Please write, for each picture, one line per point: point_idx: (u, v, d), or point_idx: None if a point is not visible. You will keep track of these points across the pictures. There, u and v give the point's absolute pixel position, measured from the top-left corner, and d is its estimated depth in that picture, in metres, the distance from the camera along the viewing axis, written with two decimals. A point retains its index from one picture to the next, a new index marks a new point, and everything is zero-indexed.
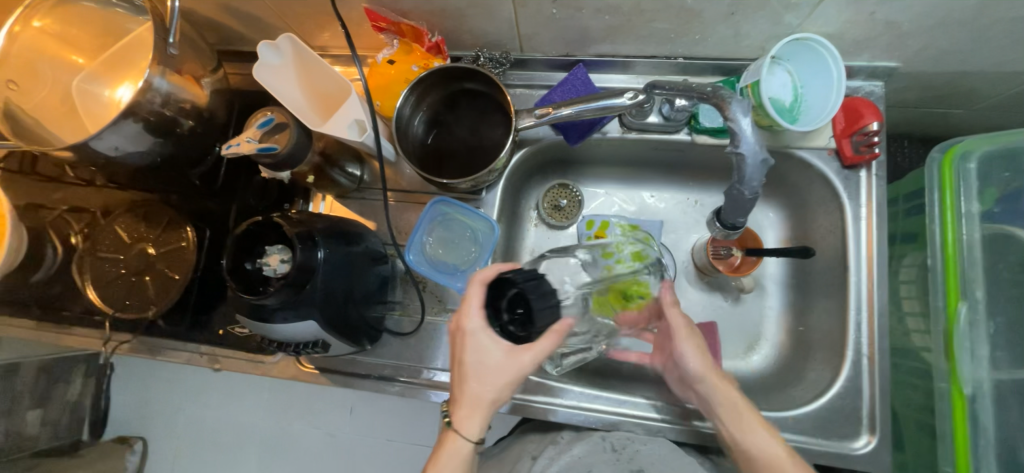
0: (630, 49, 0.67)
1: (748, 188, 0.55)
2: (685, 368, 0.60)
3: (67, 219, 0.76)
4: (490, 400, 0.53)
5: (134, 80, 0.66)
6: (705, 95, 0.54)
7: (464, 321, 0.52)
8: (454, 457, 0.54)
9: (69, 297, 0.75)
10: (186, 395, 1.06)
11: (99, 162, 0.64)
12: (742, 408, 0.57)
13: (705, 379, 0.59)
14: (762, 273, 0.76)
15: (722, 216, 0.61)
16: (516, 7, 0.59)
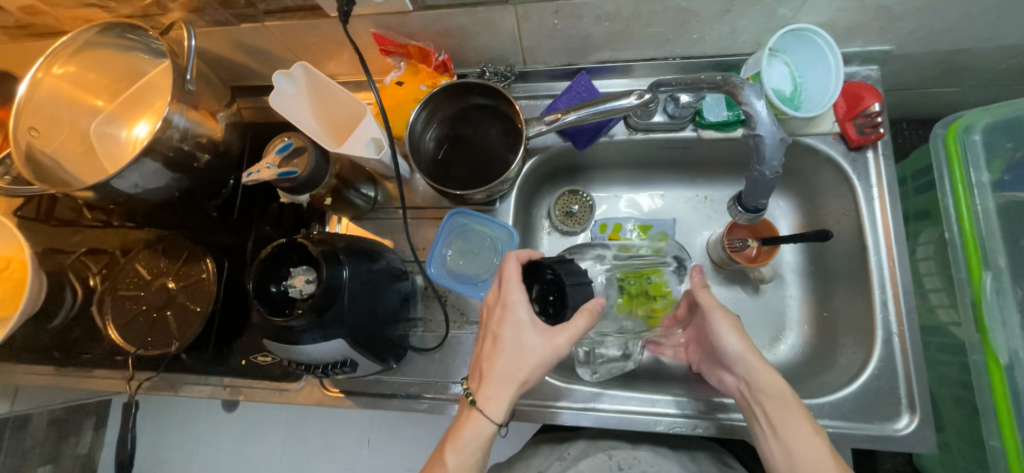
0: (630, 54, 0.69)
1: (769, 168, 0.56)
2: (724, 351, 0.58)
3: (86, 261, 0.77)
4: (521, 379, 0.53)
5: (153, 118, 0.70)
6: (716, 84, 0.57)
7: (505, 294, 0.54)
8: (476, 437, 0.52)
9: (89, 339, 0.74)
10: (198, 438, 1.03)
11: (119, 200, 0.65)
12: (783, 397, 0.54)
13: (745, 364, 0.56)
14: (781, 262, 0.76)
15: (743, 200, 0.63)
16: (519, 20, 0.61)
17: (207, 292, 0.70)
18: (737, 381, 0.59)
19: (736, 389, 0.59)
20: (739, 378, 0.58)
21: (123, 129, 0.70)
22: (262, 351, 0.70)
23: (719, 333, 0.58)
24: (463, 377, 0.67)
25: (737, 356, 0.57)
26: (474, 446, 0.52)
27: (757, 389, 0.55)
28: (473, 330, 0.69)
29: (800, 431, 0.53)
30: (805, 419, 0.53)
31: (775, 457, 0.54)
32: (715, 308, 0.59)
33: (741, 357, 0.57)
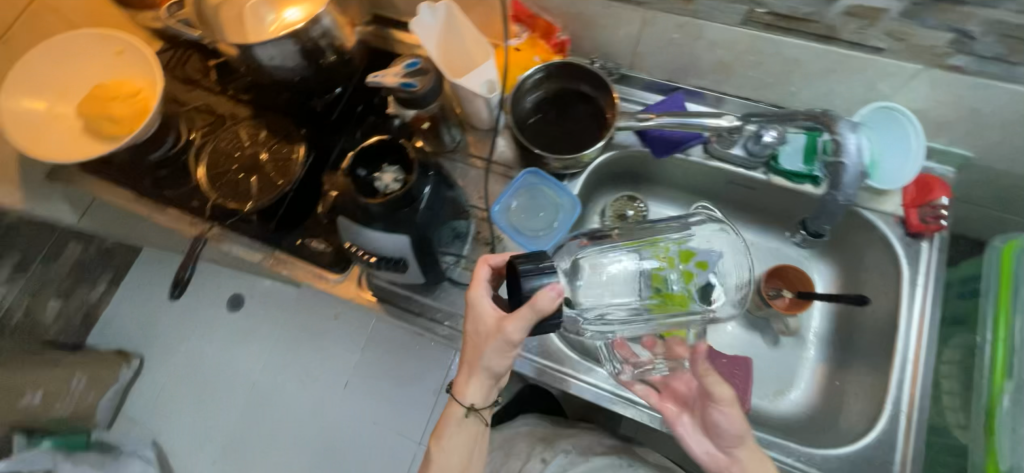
0: (728, 87, 0.74)
1: (843, 194, 0.63)
2: (720, 429, 0.59)
3: (195, 116, 0.86)
4: (486, 371, 0.58)
5: (306, 9, 0.71)
6: (813, 116, 0.62)
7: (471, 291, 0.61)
8: (454, 427, 0.59)
9: (178, 179, 0.83)
10: (225, 338, 1.38)
11: (252, 65, 0.74)
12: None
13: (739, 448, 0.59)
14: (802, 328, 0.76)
15: (809, 225, 0.74)
16: (644, 25, 0.68)
17: (292, 170, 0.77)
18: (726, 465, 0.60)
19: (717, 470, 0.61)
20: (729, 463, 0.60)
21: None
22: (319, 238, 0.77)
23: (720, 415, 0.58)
24: None
25: (732, 440, 0.59)
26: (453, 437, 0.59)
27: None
28: None
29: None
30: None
31: None
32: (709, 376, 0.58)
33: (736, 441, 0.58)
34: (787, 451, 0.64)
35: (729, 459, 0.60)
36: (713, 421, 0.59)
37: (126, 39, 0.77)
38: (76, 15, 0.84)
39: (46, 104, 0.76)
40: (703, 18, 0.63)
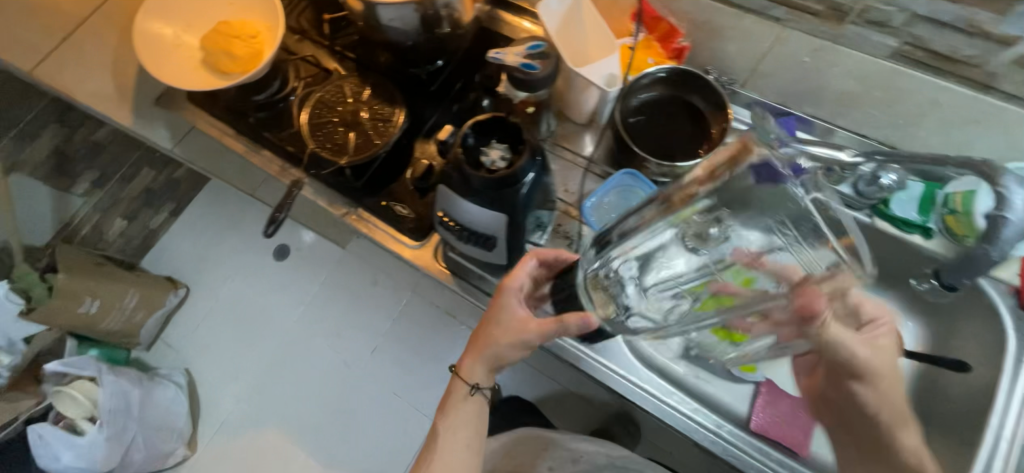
0: (847, 121, 0.71)
1: (998, 250, 0.56)
2: (859, 403, 0.60)
3: (300, 66, 0.87)
4: (498, 355, 0.65)
5: None
6: (972, 163, 0.54)
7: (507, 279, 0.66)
8: (458, 395, 0.68)
9: (275, 123, 0.84)
10: (239, 256, 1.80)
11: (372, 23, 0.75)
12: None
13: (901, 437, 0.59)
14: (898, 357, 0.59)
15: (941, 277, 0.68)
16: (775, 44, 0.65)
17: (390, 132, 0.78)
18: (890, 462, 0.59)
19: (876, 469, 0.60)
20: (883, 454, 0.59)
21: None
22: (404, 203, 0.78)
23: (883, 388, 0.59)
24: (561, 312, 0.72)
25: (889, 423, 0.59)
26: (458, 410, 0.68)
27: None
28: None
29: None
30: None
31: None
32: (845, 340, 0.57)
33: (898, 421, 0.59)
34: None
35: (862, 437, 0.61)
36: (852, 396, 0.60)
37: None
38: None
39: (173, 31, 0.80)
40: (845, 45, 0.60)
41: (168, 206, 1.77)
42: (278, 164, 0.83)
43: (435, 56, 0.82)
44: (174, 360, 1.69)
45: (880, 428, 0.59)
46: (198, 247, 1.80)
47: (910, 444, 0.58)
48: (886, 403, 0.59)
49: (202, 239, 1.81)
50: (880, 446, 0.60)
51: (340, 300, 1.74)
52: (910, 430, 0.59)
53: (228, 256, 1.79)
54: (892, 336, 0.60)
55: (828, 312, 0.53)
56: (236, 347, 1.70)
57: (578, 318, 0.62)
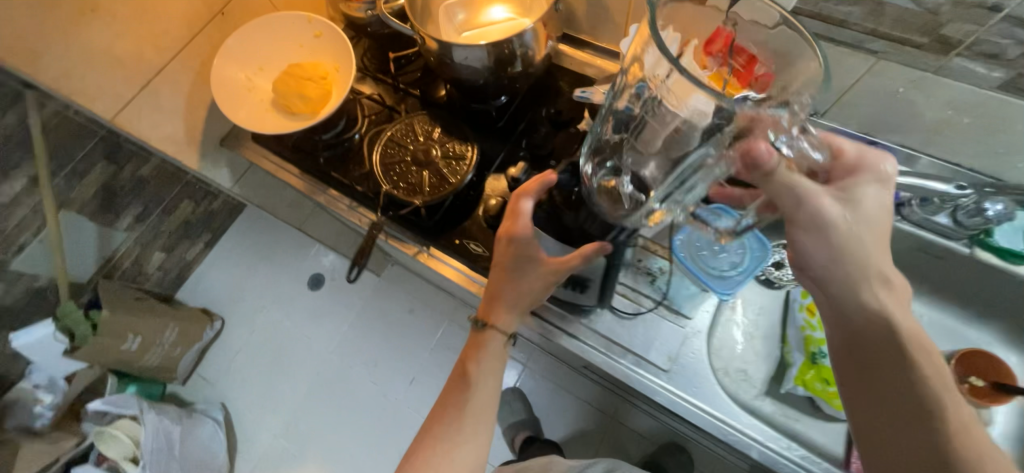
0: (938, 149, 0.69)
1: None
2: (838, 278, 0.52)
3: (363, 103, 0.88)
4: (529, 298, 0.66)
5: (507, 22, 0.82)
6: None
7: (511, 229, 0.63)
8: (496, 346, 0.67)
9: (341, 162, 0.84)
10: (271, 286, 1.78)
11: (445, 60, 0.75)
12: (911, 372, 0.49)
13: (864, 296, 0.51)
14: (871, 211, 0.52)
15: None
16: (865, 75, 0.64)
17: (463, 170, 0.77)
18: (863, 333, 0.52)
19: (875, 361, 0.51)
20: (874, 330, 0.51)
21: (463, 14, 0.82)
22: (478, 242, 0.77)
23: (863, 249, 0.51)
24: (648, 350, 0.70)
25: (864, 286, 0.51)
26: (491, 352, 0.67)
27: (909, 354, 0.49)
28: (671, 319, 0.72)
29: (951, 397, 0.48)
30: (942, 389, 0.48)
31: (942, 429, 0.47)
32: (826, 202, 0.51)
33: (863, 278, 0.51)
34: None
35: (846, 328, 0.53)
36: (797, 244, 0.54)
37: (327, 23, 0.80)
38: None
39: (246, 75, 0.81)
40: (947, 76, 0.59)
41: (204, 236, 1.76)
42: (346, 203, 0.83)
43: (501, 92, 0.80)
44: (207, 395, 1.66)
45: (843, 291, 0.52)
46: (231, 278, 1.79)
47: (894, 309, 0.51)
48: (858, 262, 0.51)
49: (236, 270, 1.80)
50: (843, 308, 0.53)
51: (375, 329, 1.71)
52: (875, 288, 0.51)
53: (263, 287, 1.78)
54: (876, 193, 0.52)
55: (780, 156, 0.49)
56: (271, 380, 1.67)
57: (594, 246, 0.62)
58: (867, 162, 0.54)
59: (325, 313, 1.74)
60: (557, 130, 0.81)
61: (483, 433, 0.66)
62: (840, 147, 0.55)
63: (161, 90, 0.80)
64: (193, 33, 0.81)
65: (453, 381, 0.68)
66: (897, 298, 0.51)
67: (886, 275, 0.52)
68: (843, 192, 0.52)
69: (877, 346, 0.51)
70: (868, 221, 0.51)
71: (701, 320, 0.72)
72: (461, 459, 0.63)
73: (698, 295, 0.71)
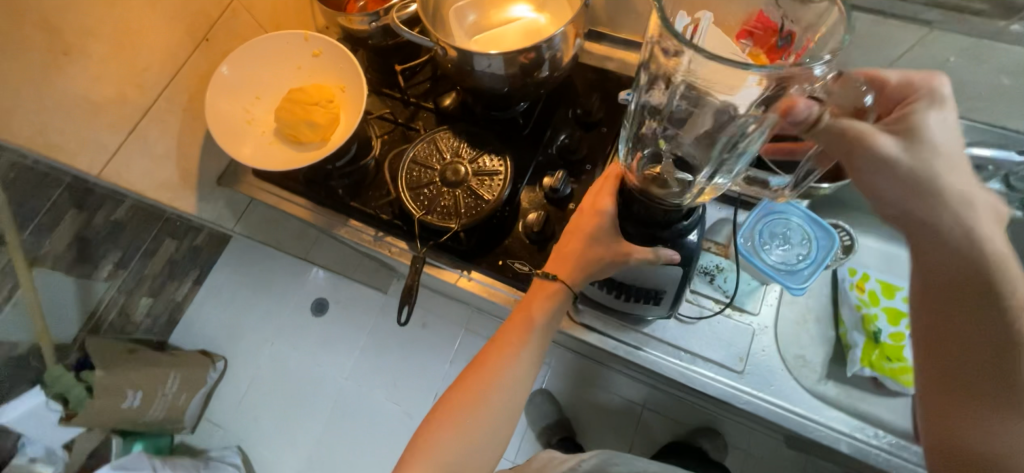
0: (981, 113, 0.68)
1: None
2: (917, 200, 0.45)
3: (373, 124, 0.81)
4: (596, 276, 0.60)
5: (529, 24, 0.76)
6: None
7: (596, 202, 0.60)
8: (551, 298, 0.62)
9: (361, 190, 0.78)
10: (258, 314, 1.55)
11: (464, 70, 0.69)
12: (1001, 309, 0.43)
13: (947, 218, 0.45)
14: (939, 139, 0.46)
15: None
16: (915, 46, 0.62)
17: (498, 185, 0.71)
18: (945, 268, 0.45)
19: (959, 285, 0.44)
20: (961, 263, 0.44)
21: (475, 15, 0.76)
22: (523, 260, 0.72)
23: (938, 177, 0.45)
24: (717, 352, 0.68)
25: (950, 215, 0.45)
26: (559, 300, 0.61)
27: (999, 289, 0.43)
28: (734, 316, 0.71)
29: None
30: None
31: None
32: (886, 139, 0.46)
33: (949, 208, 0.45)
34: None
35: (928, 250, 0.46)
36: (866, 173, 0.46)
37: (326, 40, 0.73)
38: (262, 16, 0.82)
39: (244, 108, 0.74)
40: (1003, 40, 0.58)
41: (192, 273, 1.51)
42: (372, 233, 0.77)
43: (525, 98, 0.76)
44: (220, 440, 1.45)
45: (922, 225, 0.46)
46: (228, 315, 1.55)
47: (987, 240, 0.44)
48: (938, 195, 0.45)
49: (226, 305, 1.56)
50: (928, 228, 0.45)
51: (390, 352, 1.50)
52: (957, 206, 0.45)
53: (263, 320, 1.55)
54: (938, 117, 0.47)
55: (823, 109, 0.44)
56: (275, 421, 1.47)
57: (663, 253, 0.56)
58: (919, 88, 0.49)
59: (332, 339, 1.52)
60: (585, 131, 0.78)
61: (528, 376, 0.61)
62: (880, 77, 0.51)
63: (149, 133, 0.73)
64: (177, 65, 0.73)
65: (514, 320, 0.62)
66: (987, 225, 0.45)
67: (971, 202, 0.45)
68: (897, 126, 0.47)
69: (960, 280, 0.44)
70: (939, 148, 0.46)
71: (766, 313, 0.71)
72: (508, 399, 0.59)
73: (757, 289, 0.72)
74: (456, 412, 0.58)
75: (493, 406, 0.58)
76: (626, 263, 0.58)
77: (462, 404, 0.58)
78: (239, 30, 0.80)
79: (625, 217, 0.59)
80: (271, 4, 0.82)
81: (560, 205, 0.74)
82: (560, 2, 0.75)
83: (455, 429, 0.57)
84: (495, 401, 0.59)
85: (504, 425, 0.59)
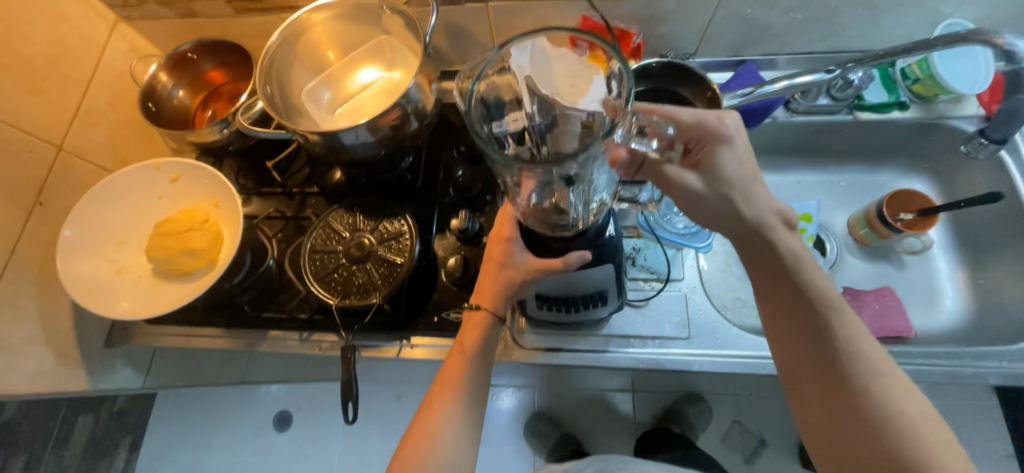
0: (791, 47, 0.78)
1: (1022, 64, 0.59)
2: (738, 225, 0.51)
3: (263, 226, 0.77)
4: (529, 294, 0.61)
5: (382, 85, 0.75)
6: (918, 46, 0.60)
7: (501, 230, 0.60)
8: (481, 326, 0.60)
9: (272, 297, 0.73)
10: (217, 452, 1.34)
11: (332, 149, 0.68)
12: (812, 307, 0.49)
13: (764, 234, 0.50)
14: (732, 172, 0.50)
15: (949, 121, 0.77)
16: (717, 9, 0.71)
17: (407, 246, 0.70)
18: (770, 282, 0.51)
19: (784, 291, 0.50)
20: (779, 277, 0.51)
21: (330, 91, 0.76)
22: (458, 307, 0.71)
23: (737, 210, 0.50)
24: (664, 328, 0.71)
25: (761, 237, 0.50)
26: (488, 324, 0.60)
27: (806, 292, 0.50)
28: (666, 288, 0.75)
29: (850, 326, 0.49)
30: (843, 321, 0.49)
31: (840, 344, 0.48)
32: (690, 178, 0.51)
33: (755, 233, 0.50)
34: (1000, 356, 0.67)
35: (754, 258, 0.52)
36: (690, 202, 0.52)
37: (180, 162, 0.70)
38: (101, 159, 0.77)
39: (109, 259, 0.67)
40: None
41: (126, 440, 1.12)
42: (297, 337, 0.72)
43: (405, 154, 0.76)
44: None
45: (748, 240, 0.51)
46: None
47: (792, 251, 0.50)
48: (742, 222, 0.50)
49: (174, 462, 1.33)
50: (750, 241, 0.51)
51: (376, 436, 1.40)
52: (774, 226, 0.50)
53: (225, 459, 1.33)
54: (730, 153, 0.50)
55: (644, 153, 0.50)
56: None
57: (576, 255, 0.55)
58: (707, 134, 0.50)
59: (310, 446, 1.41)
60: (474, 165, 0.79)
61: (477, 406, 0.60)
62: (676, 117, 0.51)
63: (1, 326, 0.64)
64: (13, 243, 0.66)
65: (453, 360, 0.61)
66: (787, 237, 0.51)
67: (769, 225, 0.50)
68: (699, 164, 0.51)
69: (777, 286, 0.51)
70: (733, 182, 0.50)
71: (690, 275, 0.76)
72: (465, 436, 0.58)
73: (676, 256, 0.77)
74: (411, 465, 0.55)
75: (448, 450, 0.56)
76: (539, 278, 0.57)
77: (412, 455, 0.56)
78: (79, 181, 0.74)
79: (538, 236, 0.57)
80: (109, 142, 0.78)
81: (473, 241, 0.74)
82: (406, 55, 0.75)
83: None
84: (448, 443, 0.56)
85: (466, 460, 0.57)
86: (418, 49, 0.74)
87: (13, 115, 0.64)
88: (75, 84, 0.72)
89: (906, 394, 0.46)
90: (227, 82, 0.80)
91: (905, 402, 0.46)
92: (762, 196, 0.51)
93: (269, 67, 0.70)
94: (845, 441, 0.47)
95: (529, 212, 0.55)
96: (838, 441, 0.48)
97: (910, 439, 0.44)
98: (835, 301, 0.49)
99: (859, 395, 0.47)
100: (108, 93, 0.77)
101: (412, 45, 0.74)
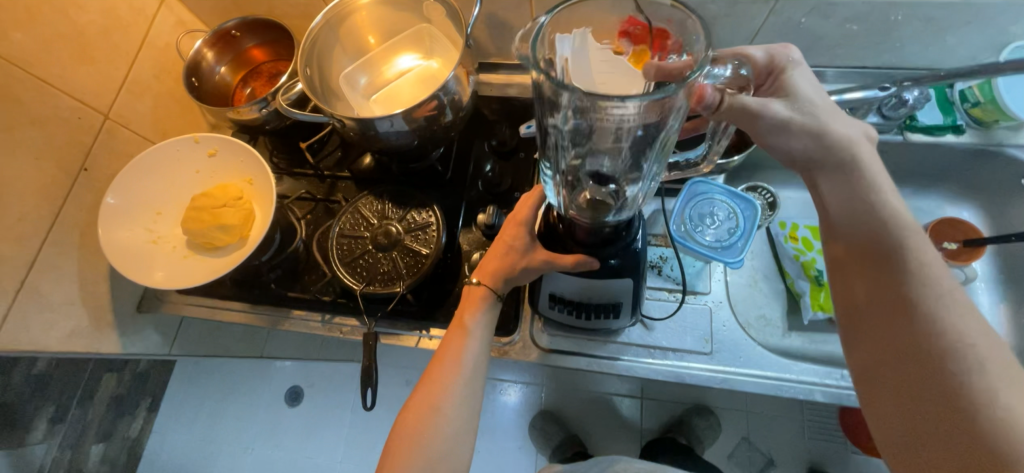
0: (844, 59, 0.75)
1: None
2: (817, 146, 0.49)
3: (293, 206, 0.78)
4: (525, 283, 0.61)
5: (420, 74, 0.76)
6: None
7: (517, 212, 0.61)
8: (478, 303, 0.61)
9: (296, 276, 0.75)
10: (229, 421, 1.38)
11: (366, 135, 0.67)
12: (884, 223, 0.45)
13: (837, 150, 0.48)
14: (813, 95, 0.50)
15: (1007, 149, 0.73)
16: (770, 15, 0.68)
17: (434, 237, 0.70)
18: (841, 198, 0.48)
19: (857, 209, 0.47)
20: (852, 194, 0.48)
21: (367, 77, 0.76)
22: None
23: (816, 125, 0.49)
24: (685, 340, 0.70)
25: (835, 155, 0.48)
26: (487, 302, 0.61)
27: (878, 209, 0.46)
28: (690, 300, 0.74)
29: (923, 251, 0.44)
30: (919, 246, 0.44)
31: (912, 264, 0.43)
32: (775, 105, 0.48)
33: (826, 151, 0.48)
34: None
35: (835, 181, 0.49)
36: (783, 133, 0.49)
37: (219, 137, 0.72)
38: (143, 128, 0.78)
39: (147, 228, 0.69)
40: None
41: (144, 402, 1.19)
42: (319, 318, 0.73)
43: (438, 144, 0.76)
44: None
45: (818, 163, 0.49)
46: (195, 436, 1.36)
47: (870, 171, 0.48)
48: (829, 142, 0.48)
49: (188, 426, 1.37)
50: (823, 160, 0.49)
51: (383, 420, 1.41)
52: (849, 145, 0.48)
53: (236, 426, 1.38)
54: (802, 76, 0.51)
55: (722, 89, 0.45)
56: None
57: (580, 260, 0.54)
58: (775, 65, 0.53)
59: (314, 425, 1.41)
60: (505, 160, 0.79)
61: (479, 383, 0.60)
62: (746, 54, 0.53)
63: (41, 285, 0.67)
64: (56, 206, 0.68)
65: (450, 333, 0.61)
66: (868, 154, 0.49)
67: (847, 141, 0.48)
68: (777, 89, 0.52)
69: (848, 203, 0.48)
70: (815, 103, 0.49)
71: (717, 289, 0.75)
72: (468, 410, 0.58)
73: (703, 269, 0.76)
74: (410, 439, 0.55)
75: (447, 435, 0.55)
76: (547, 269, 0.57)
77: (414, 422, 0.56)
78: (121, 149, 0.76)
79: (555, 229, 0.57)
80: (151, 114, 0.80)
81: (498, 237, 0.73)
82: (444, 45, 0.75)
83: (416, 449, 0.54)
84: (447, 427, 0.56)
85: (466, 435, 0.57)
86: (458, 40, 0.74)
87: (64, 82, 0.66)
88: (124, 54, 0.73)
89: (982, 333, 0.40)
90: (268, 61, 0.81)
91: (975, 335, 0.40)
92: (838, 114, 0.50)
93: (310, 46, 0.69)
94: (906, 369, 0.42)
95: (581, 200, 0.50)
96: (894, 374, 0.43)
97: (979, 376, 0.39)
98: (909, 223, 0.45)
99: (930, 319, 0.41)
100: (152, 64, 0.78)
101: (451, 35, 0.73)
